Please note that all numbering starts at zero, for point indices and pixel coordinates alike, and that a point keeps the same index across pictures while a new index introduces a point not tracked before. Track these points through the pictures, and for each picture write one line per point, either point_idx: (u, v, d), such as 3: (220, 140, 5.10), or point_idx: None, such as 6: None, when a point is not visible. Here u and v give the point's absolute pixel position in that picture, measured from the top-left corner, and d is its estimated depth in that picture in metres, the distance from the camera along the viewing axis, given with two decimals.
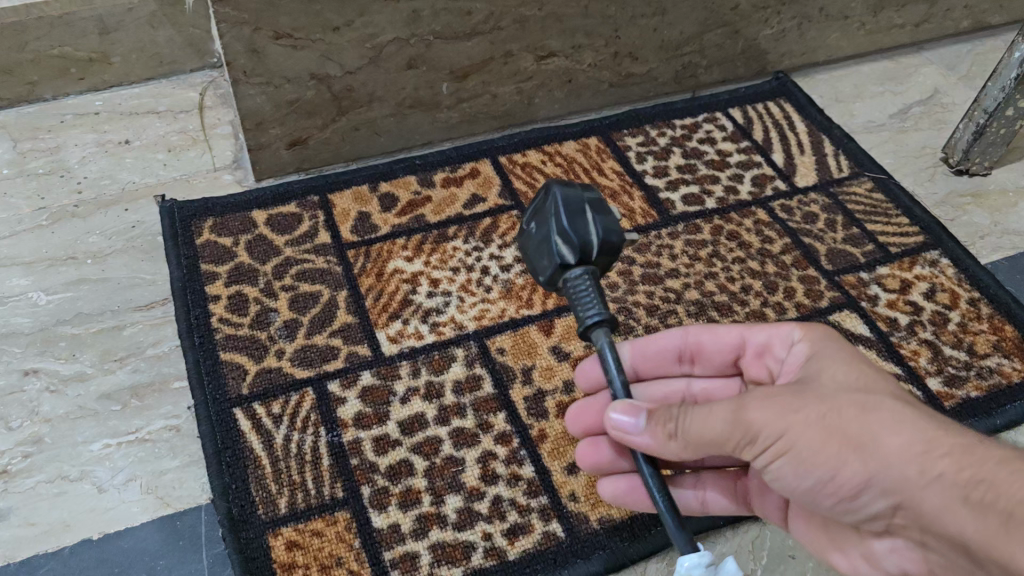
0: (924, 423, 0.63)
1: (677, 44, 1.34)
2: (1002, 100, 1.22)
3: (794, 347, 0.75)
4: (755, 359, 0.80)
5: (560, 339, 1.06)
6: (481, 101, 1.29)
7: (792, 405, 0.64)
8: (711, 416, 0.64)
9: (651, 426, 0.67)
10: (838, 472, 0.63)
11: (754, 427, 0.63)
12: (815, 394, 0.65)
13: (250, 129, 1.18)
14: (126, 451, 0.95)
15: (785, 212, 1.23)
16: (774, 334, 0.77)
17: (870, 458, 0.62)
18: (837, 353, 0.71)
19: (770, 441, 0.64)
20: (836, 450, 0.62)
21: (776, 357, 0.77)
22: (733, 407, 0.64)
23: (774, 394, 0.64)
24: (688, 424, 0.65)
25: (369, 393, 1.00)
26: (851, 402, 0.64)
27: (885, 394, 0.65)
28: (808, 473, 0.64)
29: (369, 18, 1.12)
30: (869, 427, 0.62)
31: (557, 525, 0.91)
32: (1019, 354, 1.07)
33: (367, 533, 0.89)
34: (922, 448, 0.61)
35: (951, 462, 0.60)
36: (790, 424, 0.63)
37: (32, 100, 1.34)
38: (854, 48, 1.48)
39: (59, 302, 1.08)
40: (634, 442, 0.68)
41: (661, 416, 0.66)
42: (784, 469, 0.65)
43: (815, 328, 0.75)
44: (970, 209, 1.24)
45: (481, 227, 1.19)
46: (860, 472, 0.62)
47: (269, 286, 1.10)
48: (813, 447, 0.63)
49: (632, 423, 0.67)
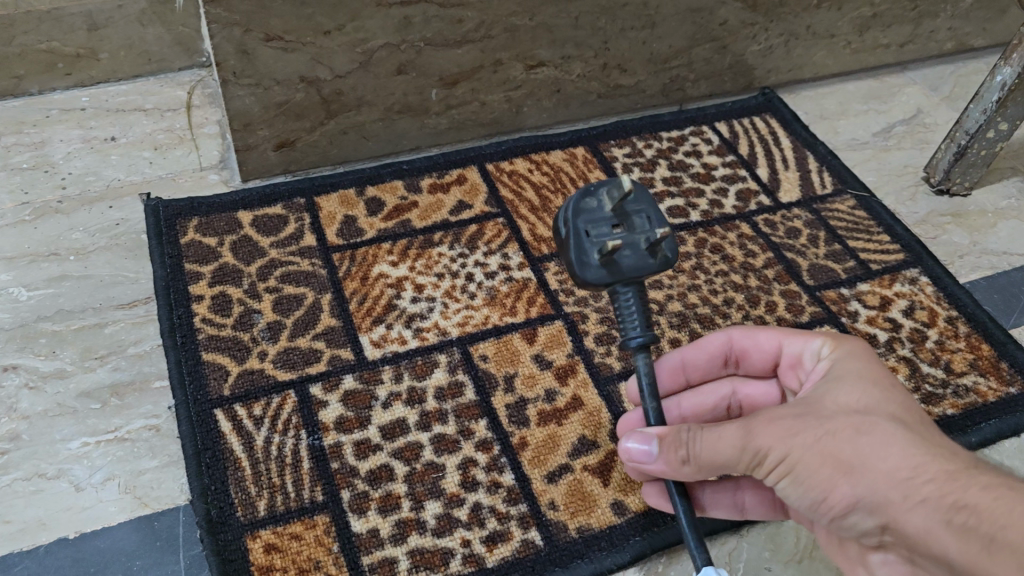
0: (918, 447, 0.62)
1: (665, 57, 1.35)
2: (983, 122, 1.24)
3: (819, 361, 0.76)
4: (788, 369, 0.81)
5: (543, 347, 1.07)
6: (470, 108, 1.29)
7: (792, 428, 0.65)
8: (721, 440, 0.68)
9: (662, 453, 0.71)
10: (831, 494, 0.64)
11: (758, 451, 0.66)
12: (816, 416, 0.66)
13: (238, 130, 1.18)
14: (104, 450, 0.94)
15: (768, 226, 1.24)
16: (805, 344, 0.78)
17: (859, 482, 0.62)
18: (848, 369, 0.71)
19: (772, 463, 0.66)
20: (829, 473, 0.63)
21: (805, 370, 0.78)
22: (739, 432, 0.67)
23: (777, 418, 0.66)
24: (699, 449, 0.69)
25: (350, 397, 1.00)
26: (847, 425, 0.64)
27: (885, 417, 0.65)
28: (806, 493, 0.66)
29: (360, 23, 1.13)
30: (860, 450, 0.63)
31: (536, 533, 0.91)
32: (995, 372, 1.09)
33: (346, 537, 0.89)
34: (908, 474, 0.61)
35: (935, 488, 0.60)
36: (789, 448, 0.65)
37: (18, 94, 1.34)
38: (840, 66, 1.50)
39: (40, 298, 1.07)
40: (652, 467, 0.73)
41: (671, 442, 0.70)
42: (788, 489, 0.67)
43: (843, 343, 0.74)
44: (949, 228, 1.26)
45: (466, 234, 1.19)
46: (850, 495, 0.63)
47: (253, 287, 1.10)
48: (809, 470, 0.64)
49: (646, 451, 0.73)
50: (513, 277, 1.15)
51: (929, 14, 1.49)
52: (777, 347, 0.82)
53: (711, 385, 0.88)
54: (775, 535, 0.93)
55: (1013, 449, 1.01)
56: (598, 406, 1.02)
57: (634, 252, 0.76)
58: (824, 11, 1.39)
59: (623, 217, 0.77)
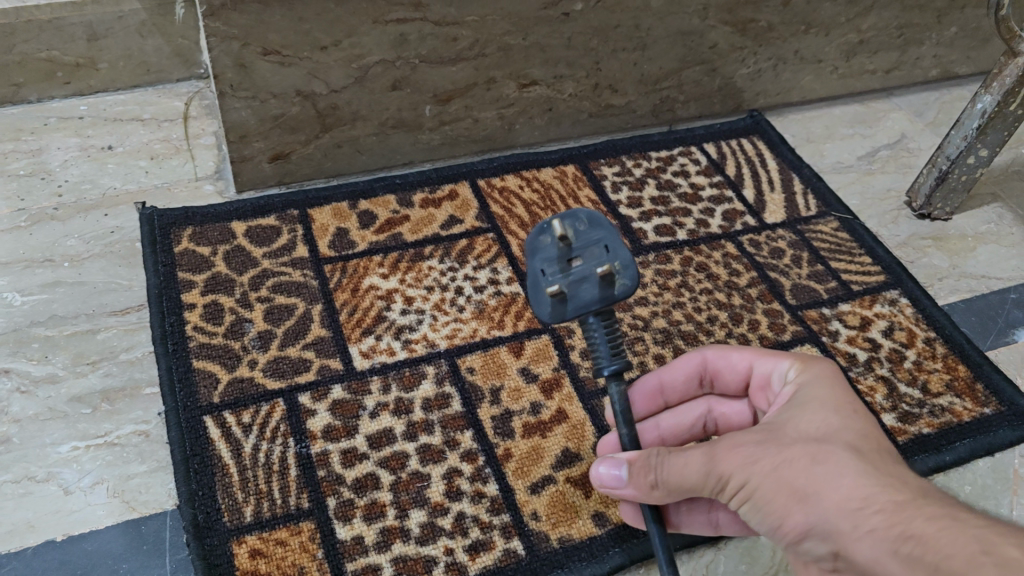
0: (869, 476, 0.64)
1: (656, 78, 1.38)
2: (963, 149, 1.26)
3: (788, 383, 0.77)
4: (759, 390, 0.82)
5: (529, 360, 1.09)
6: (463, 124, 1.31)
7: (753, 455, 0.67)
8: (686, 466, 0.70)
9: (632, 478, 0.73)
10: (787, 520, 0.66)
11: (720, 477, 0.68)
12: (777, 443, 0.68)
13: (234, 141, 1.20)
14: (94, 454, 0.95)
15: (753, 246, 1.27)
16: (776, 365, 0.79)
17: (811, 510, 0.64)
18: (813, 396, 0.72)
19: (732, 489, 0.68)
20: (784, 501, 0.66)
21: (775, 391, 0.80)
22: (703, 458, 0.69)
23: (739, 444, 0.68)
24: (666, 474, 0.71)
25: (338, 407, 1.01)
26: (804, 454, 0.66)
27: (842, 445, 0.66)
28: (765, 519, 0.68)
29: (356, 39, 1.15)
30: (814, 479, 0.65)
31: (518, 543, 0.92)
32: (970, 393, 1.11)
33: (331, 544, 0.90)
34: (857, 504, 0.63)
35: (882, 519, 0.61)
36: (749, 475, 0.67)
37: (17, 101, 1.35)
38: (827, 90, 1.53)
39: (33, 303, 1.09)
40: (625, 492, 0.75)
41: (641, 467, 0.72)
42: (748, 513, 0.69)
43: (811, 367, 0.76)
44: (930, 251, 1.29)
45: (457, 248, 1.21)
46: (804, 522, 0.65)
47: (244, 297, 1.11)
48: (767, 498, 0.66)
49: (617, 475, 0.74)
50: (501, 292, 1.16)
51: (914, 42, 1.52)
52: (749, 368, 0.83)
53: (687, 405, 0.90)
54: (751, 549, 0.94)
55: (986, 468, 1.03)
56: (582, 419, 1.03)
57: (592, 286, 0.76)
58: (812, 37, 1.42)
59: (579, 250, 0.77)
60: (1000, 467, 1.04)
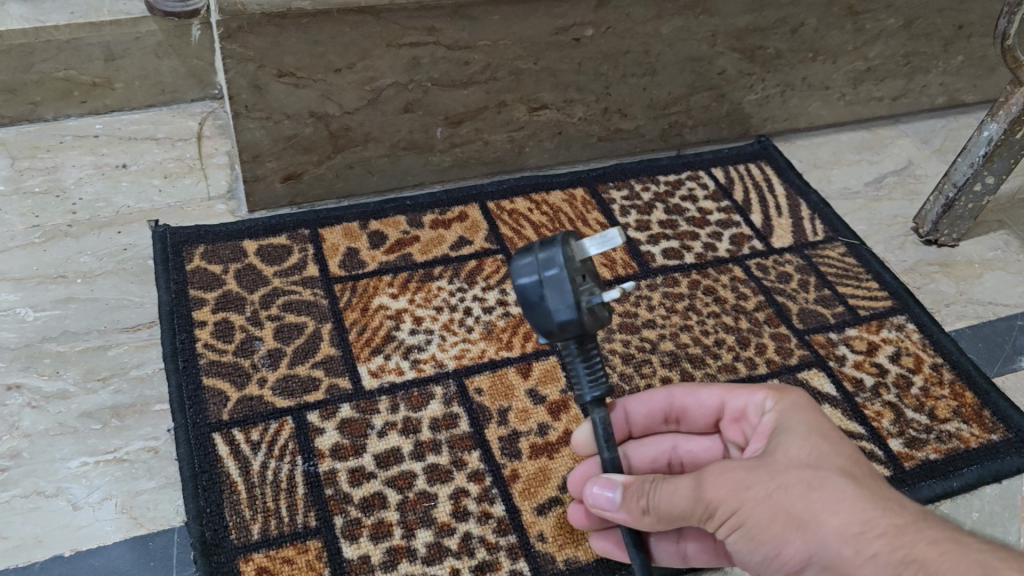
0: (866, 501, 0.65)
1: (664, 103, 1.39)
2: (970, 176, 1.27)
3: (765, 414, 0.78)
4: (732, 422, 0.83)
5: (536, 382, 1.09)
6: (473, 146, 1.33)
7: (745, 482, 0.67)
8: (676, 492, 0.69)
9: (625, 501, 0.71)
10: (784, 549, 0.66)
11: (712, 504, 0.67)
12: (768, 469, 0.68)
13: (247, 161, 1.22)
14: (103, 470, 0.96)
15: (760, 271, 1.27)
16: (750, 399, 0.80)
17: (810, 537, 0.65)
18: (797, 423, 0.73)
19: (724, 516, 0.67)
20: (781, 529, 0.65)
21: (752, 423, 0.80)
22: (693, 484, 0.68)
23: (730, 470, 0.68)
24: (657, 499, 0.70)
25: (346, 426, 1.02)
26: (799, 480, 0.66)
27: (834, 470, 0.67)
28: (758, 547, 0.68)
29: (370, 62, 1.17)
30: (812, 505, 0.65)
31: (524, 564, 0.92)
32: (977, 420, 1.11)
33: (337, 562, 0.90)
34: (858, 529, 0.63)
35: (884, 543, 0.62)
36: (743, 501, 0.66)
37: (33, 119, 1.37)
38: (835, 117, 1.54)
39: (46, 319, 1.10)
40: (610, 515, 0.73)
41: (634, 492, 0.71)
42: (738, 543, 0.69)
43: (786, 395, 0.77)
44: (936, 277, 1.29)
45: (466, 269, 1.22)
46: (802, 550, 0.65)
47: (255, 315, 1.12)
48: (761, 525, 0.66)
49: (609, 498, 0.72)
50: (509, 313, 1.17)
51: (921, 70, 1.53)
52: (720, 402, 0.84)
53: (652, 439, 0.88)
54: None
55: (994, 495, 1.03)
56: None
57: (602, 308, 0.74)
58: (820, 64, 1.44)
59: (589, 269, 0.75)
60: (1007, 494, 1.03)
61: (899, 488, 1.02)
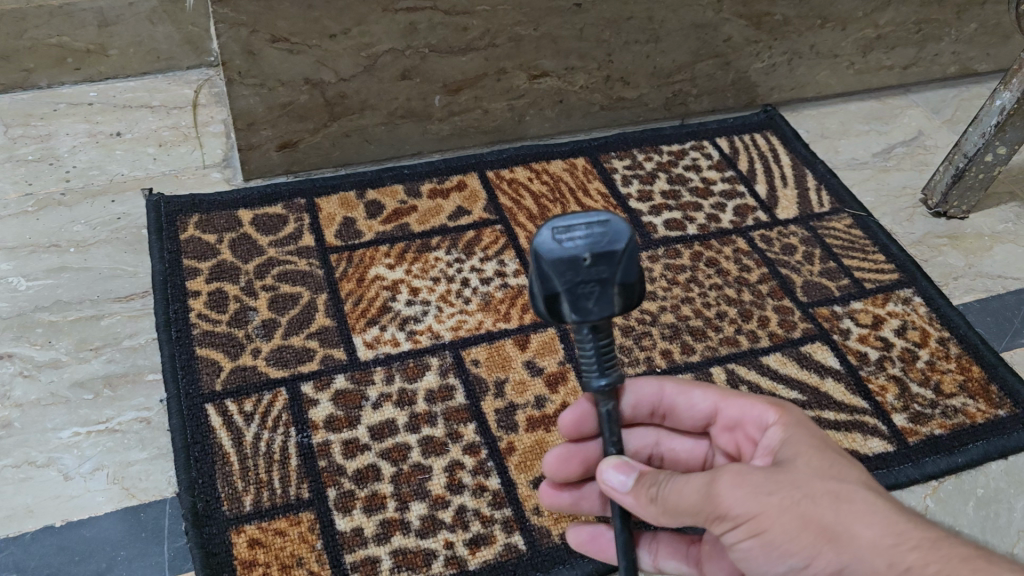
0: (896, 515, 0.61)
1: (669, 71, 1.36)
2: (981, 146, 1.24)
3: (766, 430, 0.73)
4: (723, 430, 0.79)
5: (534, 354, 1.07)
6: (472, 115, 1.30)
7: (767, 487, 0.63)
8: (686, 486, 0.65)
9: (636, 488, 0.67)
10: (813, 561, 0.62)
11: (729, 504, 0.63)
12: (791, 477, 0.64)
13: (241, 129, 1.19)
14: (95, 440, 0.95)
15: (764, 242, 1.25)
16: (748, 412, 0.75)
17: (844, 549, 0.60)
18: (808, 437, 0.70)
19: (741, 519, 0.63)
20: (811, 540, 0.61)
21: (747, 436, 0.76)
22: (706, 479, 0.64)
23: (747, 473, 0.64)
24: (667, 491, 0.65)
25: (341, 397, 1.00)
26: (826, 491, 0.63)
27: (859, 483, 0.64)
28: (782, 559, 0.63)
29: (366, 27, 1.14)
30: (843, 517, 0.61)
31: (519, 538, 0.91)
32: (984, 395, 1.09)
33: (330, 535, 0.89)
34: (892, 541, 0.60)
35: (918, 556, 0.59)
36: (764, 507, 0.62)
37: (27, 87, 1.35)
38: (843, 86, 1.51)
39: (38, 288, 1.08)
40: (617, 497, 0.69)
41: (647, 479, 0.67)
42: (755, 552, 0.64)
43: (791, 411, 0.72)
44: (945, 250, 1.27)
45: (464, 239, 1.20)
46: (834, 563, 0.61)
47: (249, 285, 1.10)
48: (788, 534, 0.62)
49: (621, 481, 0.68)
50: (508, 284, 1.15)
51: (933, 38, 1.49)
52: (713, 409, 0.79)
53: (636, 430, 0.84)
54: None
55: (999, 472, 1.01)
56: None
57: None
58: (828, 31, 1.40)
59: None
60: (1014, 470, 1.01)
61: (903, 463, 1.00)
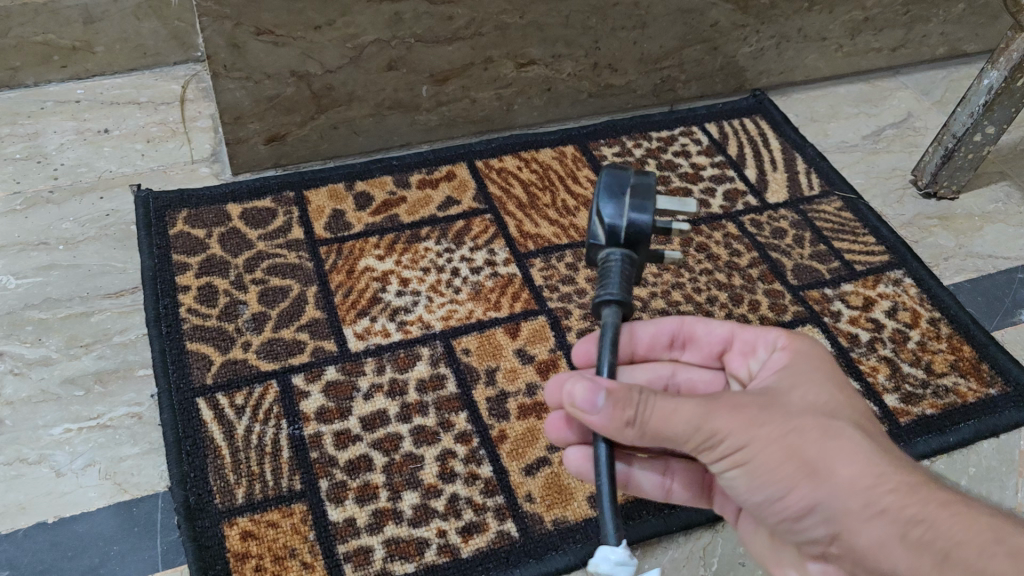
0: (880, 456, 0.61)
1: (656, 57, 1.36)
2: (970, 126, 1.24)
3: (775, 351, 0.72)
4: (736, 356, 0.77)
5: (525, 342, 1.07)
6: (460, 105, 1.30)
7: (758, 418, 0.62)
8: (676, 413, 0.61)
9: (610, 409, 0.61)
10: (789, 493, 0.62)
11: (717, 435, 0.61)
12: (782, 411, 0.63)
13: (228, 123, 1.19)
14: (86, 436, 0.95)
15: (754, 226, 1.25)
16: (761, 336, 0.75)
17: (822, 485, 0.61)
18: (810, 370, 0.68)
19: (727, 448, 0.62)
20: (792, 473, 0.61)
21: (757, 359, 0.75)
22: (699, 408, 0.61)
23: (741, 405, 0.62)
24: (651, 415, 0.61)
25: (332, 388, 1.00)
26: (815, 426, 0.62)
27: (849, 422, 0.63)
28: (760, 488, 0.63)
29: (350, 18, 1.14)
30: (826, 454, 0.61)
31: (511, 525, 0.91)
32: (975, 373, 1.09)
33: (322, 526, 0.89)
34: (871, 481, 0.60)
35: (895, 499, 0.59)
36: (752, 438, 0.61)
37: (13, 86, 1.35)
38: (832, 69, 1.50)
39: (27, 286, 1.08)
40: (586, 419, 0.62)
41: (623, 401, 0.61)
42: (737, 480, 0.64)
43: (801, 339, 0.72)
44: (935, 231, 1.27)
45: (453, 229, 1.20)
46: (809, 497, 0.61)
47: (239, 279, 1.10)
48: (770, 465, 0.61)
49: (591, 403, 0.61)
50: (498, 272, 1.15)
51: (921, 19, 1.49)
52: (727, 338, 0.78)
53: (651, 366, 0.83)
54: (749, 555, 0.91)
55: (991, 450, 1.02)
56: None
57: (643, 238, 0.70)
58: (816, 14, 1.40)
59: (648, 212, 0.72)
60: (1005, 448, 1.02)
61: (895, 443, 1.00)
